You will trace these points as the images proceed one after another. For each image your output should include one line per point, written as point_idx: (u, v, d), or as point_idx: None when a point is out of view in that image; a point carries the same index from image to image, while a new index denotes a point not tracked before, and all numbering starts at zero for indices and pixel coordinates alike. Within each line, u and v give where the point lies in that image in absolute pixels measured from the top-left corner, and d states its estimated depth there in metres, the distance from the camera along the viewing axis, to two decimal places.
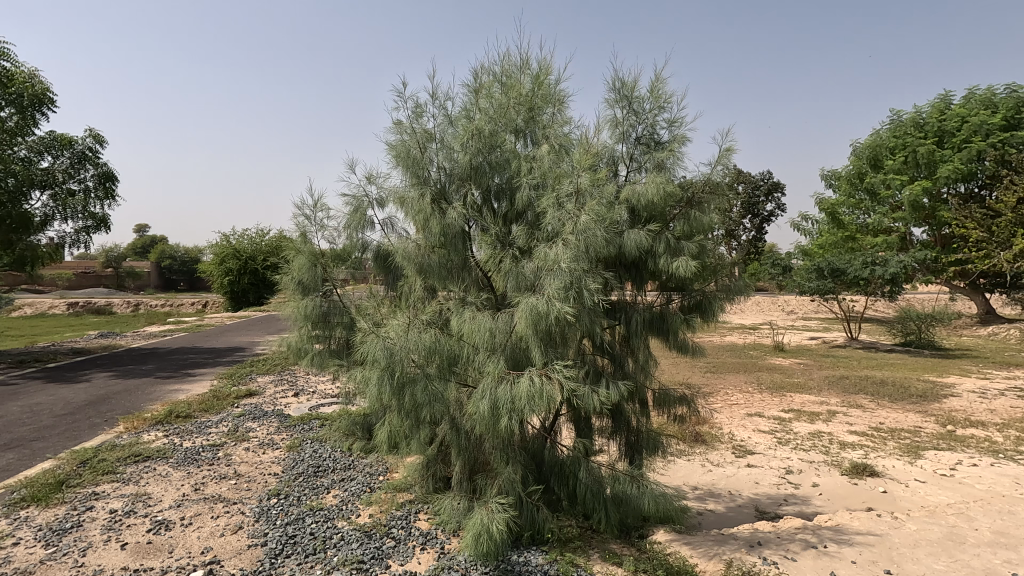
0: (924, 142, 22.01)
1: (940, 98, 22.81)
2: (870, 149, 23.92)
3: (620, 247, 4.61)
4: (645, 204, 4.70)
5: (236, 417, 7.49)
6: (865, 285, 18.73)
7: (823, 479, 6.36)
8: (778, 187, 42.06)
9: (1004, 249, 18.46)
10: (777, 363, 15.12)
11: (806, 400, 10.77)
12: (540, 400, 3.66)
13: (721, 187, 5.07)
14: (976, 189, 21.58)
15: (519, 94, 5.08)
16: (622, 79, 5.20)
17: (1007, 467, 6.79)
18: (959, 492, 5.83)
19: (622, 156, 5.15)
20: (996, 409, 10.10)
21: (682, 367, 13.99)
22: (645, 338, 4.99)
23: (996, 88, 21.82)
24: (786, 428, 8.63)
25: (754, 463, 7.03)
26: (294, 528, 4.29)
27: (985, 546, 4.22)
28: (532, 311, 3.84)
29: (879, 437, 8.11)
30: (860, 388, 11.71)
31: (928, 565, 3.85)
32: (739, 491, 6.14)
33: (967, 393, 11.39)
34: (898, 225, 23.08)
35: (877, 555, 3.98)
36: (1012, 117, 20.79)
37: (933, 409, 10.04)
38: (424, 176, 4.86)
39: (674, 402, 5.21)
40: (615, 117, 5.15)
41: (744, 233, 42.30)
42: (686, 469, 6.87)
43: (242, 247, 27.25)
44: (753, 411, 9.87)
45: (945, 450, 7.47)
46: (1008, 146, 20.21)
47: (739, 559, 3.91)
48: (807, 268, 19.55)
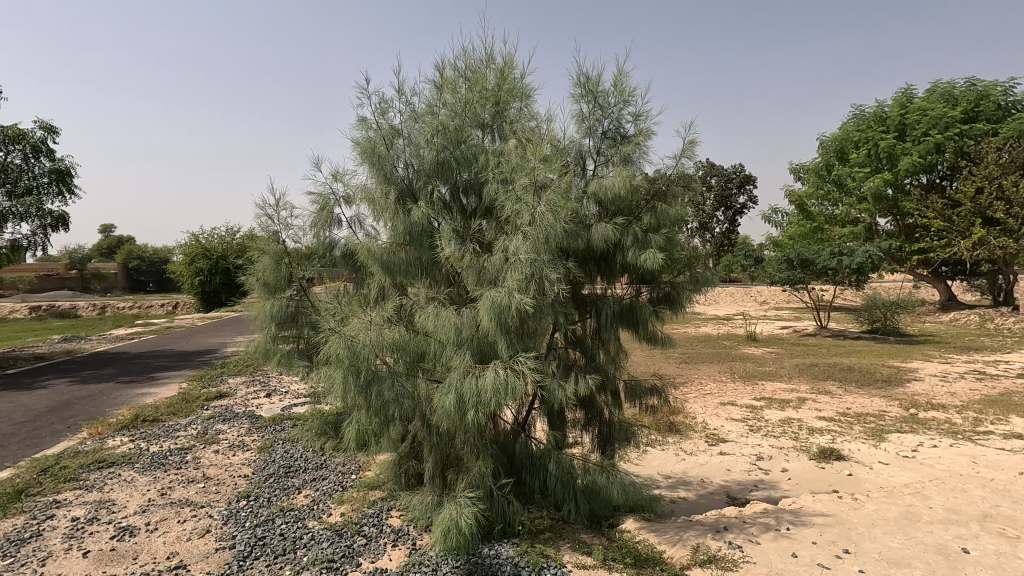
0: (886, 136, 22.76)
1: (903, 91, 23.50)
2: (836, 143, 24.86)
3: (588, 241, 4.70)
4: (612, 197, 4.77)
5: (205, 419, 7.37)
6: (833, 274, 19.17)
7: (792, 465, 6.55)
8: (749, 179, 42.90)
9: (963, 238, 20.35)
10: (749, 353, 15.50)
11: (776, 388, 11.04)
12: (504, 392, 3.68)
13: (689, 181, 5.13)
14: (936, 179, 22.34)
15: (484, 88, 5.08)
16: (586, 74, 5.25)
17: (965, 446, 7.06)
18: (919, 472, 6.05)
19: (589, 151, 5.21)
20: (956, 391, 10.53)
21: (657, 359, 14.22)
22: (616, 331, 5.11)
23: (956, 82, 22.55)
24: (757, 416, 8.85)
25: (727, 450, 7.21)
26: (263, 529, 4.24)
27: (938, 523, 4.35)
28: (494, 305, 3.86)
29: (846, 422, 8.36)
30: (827, 375, 12.06)
31: (883, 543, 3.94)
32: (710, 478, 6.29)
33: (929, 377, 11.85)
34: (863, 216, 23.70)
35: (837, 535, 4.08)
36: (971, 110, 21.62)
37: (898, 393, 10.42)
38: (390, 173, 4.93)
39: (644, 393, 5.31)
40: (581, 112, 5.23)
41: (716, 225, 43.08)
42: (660, 458, 7.01)
43: (211, 246, 26.46)
44: (726, 399, 10.11)
45: (907, 432, 7.76)
46: (966, 138, 21.12)
47: (704, 544, 3.98)
48: (777, 259, 19.99)
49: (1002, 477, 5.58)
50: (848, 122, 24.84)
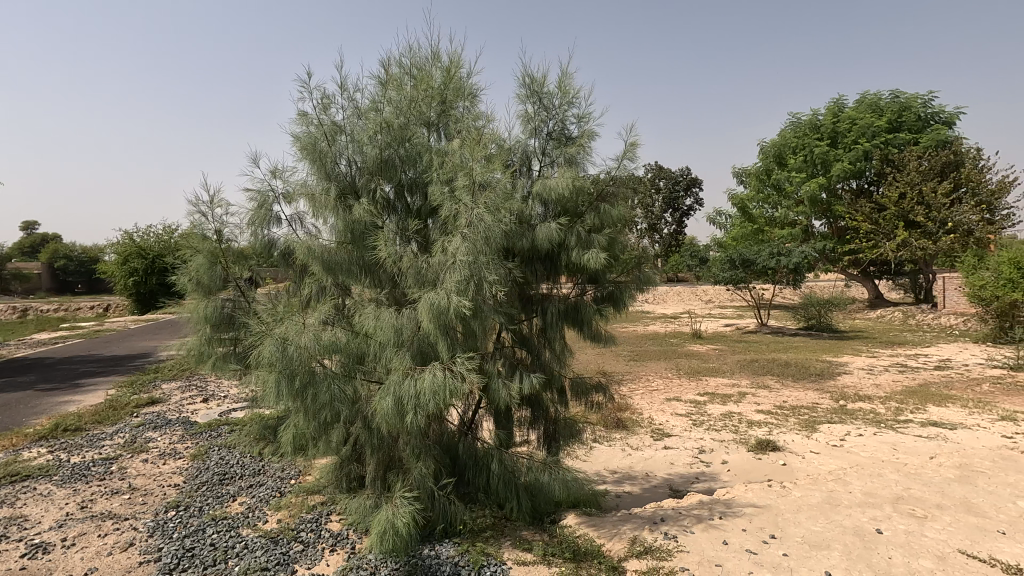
0: (820, 143, 24.04)
1: (835, 101, 24.88)
2: (775, 148, 25.74)
3: (532, 241, 4.74)
4: (556, 198, 4.83)
5: (134, 427, 6.99)
6: (772, 274, 20.08)
7: (731, 457, 6.82)
8: (695, 182, 44.37)
9: (889, 240, 21.76)
10: (694, 350, 16.04)
11: (719, 383, 11.46)
12: (443, 393, 3.68)
13: (631, 183, 5.25)
14: (865, 185, 23.76)
15: (429, 86, 5.04)
16: (531, 75, 5.29)
17: (887, 435, 7.55)
18: (845, 460, 6.42)
19: (535, 151, 5.25)
20: (881, 383, 11.24)
21: (607, 357, 14.51)
22: (561, 330, 5.18)
23: (882, 93, 24.03)
24: (700, 411, 9.18)
25: (671, 445, 7.43)
26: (192, 539, 4.06)
27: (856, 506, 4.63)
28: (433, 306, 3.85)
29: (782, 415, 8.77)
30: (766, 370, 12.63)
31: (807, 527, 4.17)
32: (654, 472, 6.47)
33: (857, 370, 12.60)
34: (800, 219, 24.94)
35: (765, 522, 4.28)
36: (895, 120, 23.12)
37: (829, 386, 11.03)
38: (332, 170, 4.82)
39: (589, 391, 5.40)
40: (526, 113, 5.27)
41: (664, 227, 44.32)
42: (607, 454, 7.15)
43: (146, 246, 24.89)
44: (671, 395, 10.42)
45: (836, 423, 8.22)
46: (890, 147, 22.68)
47: (641, 535, 4.10)
48: (721, 260, 20.76)
49: (917, 462, 5.99)
50: (786, 129, 26.04)
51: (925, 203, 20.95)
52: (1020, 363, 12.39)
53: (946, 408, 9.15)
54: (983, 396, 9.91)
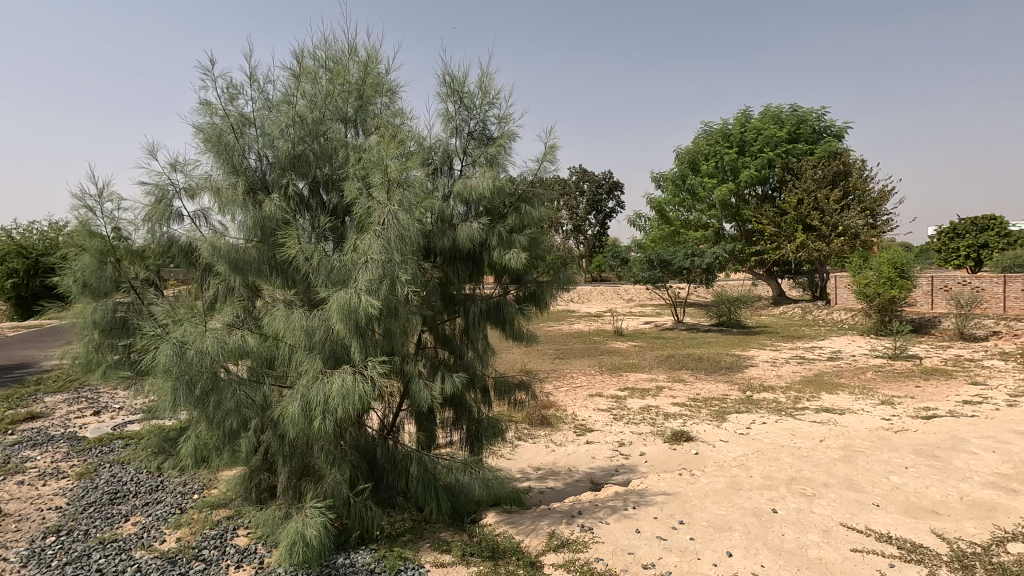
0: (729, 151, 25.69)
1: (743, 112, 26.65)
2: (689, 154, 27.11)
3: (452, 240, 4.72)
4: (476, 197, 4.83)
5: (8, 446, 6.25)
6: (687, 274, 21.19)
7: (648, 448, 7.13)
8: (617, 186, 46.01)
9: (789, 242, 23.64)
10: (616, 347, 16.62)
11: (639, 379, 11.96)
12: (353, 397, 3.58)
13: (551, 185, 5.33)
14: (768, 191, 25.65)
15: (346, 81, 4.88)
16: (451, 74, 5.26)
17: (786, 421, 8.18)
18: (750, 446, 6.90)
19: (456, 151, 5.22)
20: (782, 374, 12.18)
21: (533, 356, 14.71)
22: (483, 329, 5.18)
23: (783, 107, 26.04)
24: (621, 405, 9.52)
25: (592, 439, 7.65)
26: (73, 568, 3.69)
27: (756, 489, 4.98)
28: (344, 306, 3.73)
29: (695, 407, 9.27)
30: (682, 364, 13.32)
31: (712, 511, 4.43)
32: (576, 467, 6.64)
33: (762, 362, 13.58)
34: (712, 222, 26.51)
35: (674, 509, 4.51)
36: (794, 132, 25.12)
37: (737, 378, 11.81)
38: (239, 164, 4.56)
39: (512, 389, 5.43)
40: (447, 112, 5.23)
41: (588, 228, 45.59)
42: (531, 451, 7.25)
43: (31, 245, 22.43)
44: (594, 391, 10.73)
45: (743, 412, 8.81)
46: (789, 156, 24.66)
47: (558, 529, 4.19)
48: (640, 260, 21.65)
49: (810, 445, 6.53)
50: (699, 137, 27.58)
51: (819, 208, 22.90)
52: (897, 353, 13.86)
53: (836, 395, 10.04)
54: (867, 383, 10.96)
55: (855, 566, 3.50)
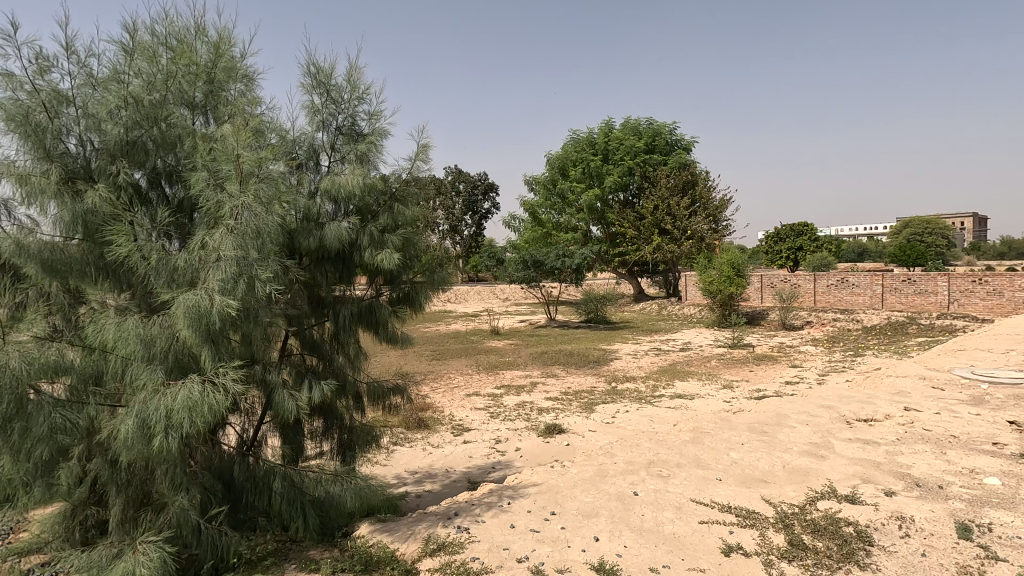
0: (595, 158, 27.35)
1: (606, 123, 28.54)
2: (559, 160, 28.39)
3: (319, 240, 4.45)
4: (345, 194, 4.60)
5: None
6: (558, 273, 22.17)
7: (523, 443, 7.34)
8: (492, 187, 46.80)
9: (648, 244, 25.81)
10: (493, 346, 16.90)
11: (514, 376, 12.26)
12: (201, 410, 3.24)
13: (425, 185, 5.25)
14: (629, 197, 27.75)
15: (192, 62, 4.38)
16: (316, 65, 4.98)
17: (646, 409, 8.91)
18: (615, 434, 7.40)
19: (323, 146, 4.93)
20: (642, 365, 13.25)
21: (409, 358, 14.42)
22: (355, 333, 4.95)
23: (641, 119, 28.31)
24: (497, 403, 9.69)
25: (470, 438, 7.69)
26: None
27: (620, 474, 5.35)
28: (190, 309, 3.35)
29: (566, 400, 9.73)
30: (554, 360, 13.91)
31: (581, 499, 4.68)
32: (453, 467, 6.62)
33: (626, 356, 14.65)
34: (581, 224, 28.06)
35: (547, 501, 4.69)
36: (650, 143, 27.43)
37: (604, 371, 12.61)
38: (53, 148, 3.86)
39: (386, 394, 5.25)
40: (312, 104, 4.93)
41: (465, 228, 45.82)
42: (408, 455, 7.10)
43: None
44: (471, 390, 10.81)
45: (609, 403, 9.43)
46: (647, 166, 26.89)
47: (434, 533, 4.15)
48: (515, 261, 22.23)
49: (665, 429, 7.16)
50: (568, 144, 29.00)
51: (672, 214, 25.26)
52: (735, 342, 15.76)
53: (687, 382, 11.14)
54: (712, 370, 12.32)
55: (702, 536, 3.90)
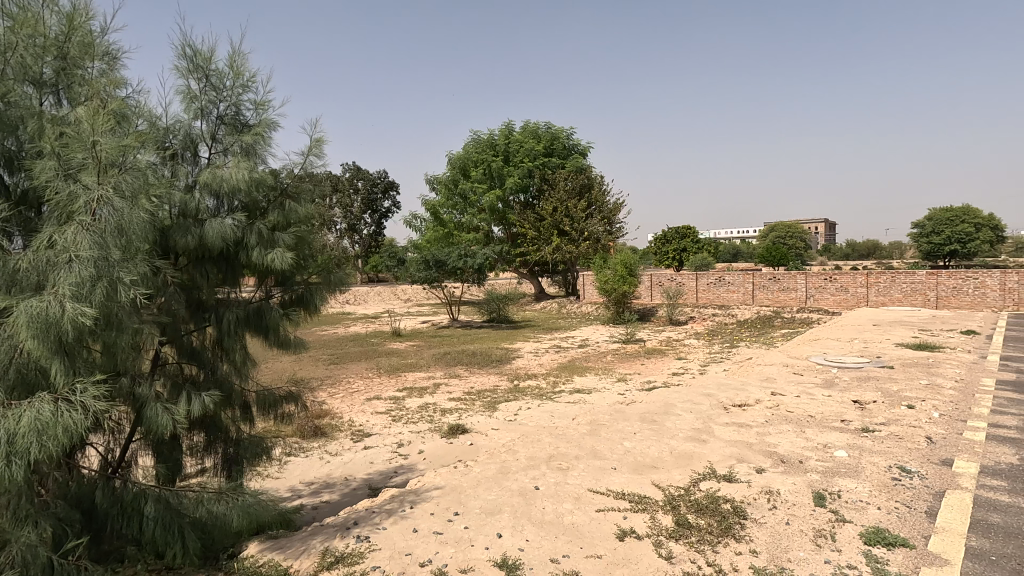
0: (496, 160, 27.65)
1: (507, 125, 28.97)
2: (460, 160, 28.35)
3: (198, 238, 4.08)
4: (227, 189, 4.26)
5: None
6: (461, 274, 22.13)
7: (426, 445, 7.24)
8: (393, 185, 45.70)
9: (547, 245, 26.55)
10: (395, 348, 16.51)
11: (417, 378, 12.07)
12: (52, 431, 2.84)
13: (320, 181, 5.01)
14: (529, 198, 28.38)
15: (39, 34, 3.83)
16: (194, 47, 4.56)
17: (547, 405, 9.16)
18: (518, 431, 7.53)
19: (202, 136, 4.53)
20: (543, 363, 13.61)
21: (304, 363, 13.68)
22: (241, 338, 4.60)
23: (540, 123, 29.06)
24: (399, 406, 9.47)
25: (370, 444, 7.45)
26: None
27: (522, 470, 5.46)
28: (36, 318, 2.92)
29: (470, 400, 9.74)
30: (457, 360, 13.87)
31: (484, 498, 4.71)
32: (353, 475, 6.38)
33: (527, 354, 14.97)
34: (483, 225, 28.25)
35: (450, 502, 4.67)
36: (549, 147, 28.24)
37: (506, 370, 12.79)
38: None
39: (277, 402, 4.93)
40: (188, 90, 4.52)
41: (363, 227, 44.32)
42: (304, 466, 6.73)
43: None
44: (372, 394, 10.48)
45: (512, 400, 9.58)
46: (546, 169, 27.67)
47: (332, 545, 3.97)
48: (416, 261, 21.87)
49: (565, 423, 7.41)
50: (469, 144, 29.05)
51: (570, 216, 26.20)
52: (629, 338, 16.68)
53: (585, 377, 11.61)
54: (607, 365, 12.94)
55: (599, 524, 4.09)
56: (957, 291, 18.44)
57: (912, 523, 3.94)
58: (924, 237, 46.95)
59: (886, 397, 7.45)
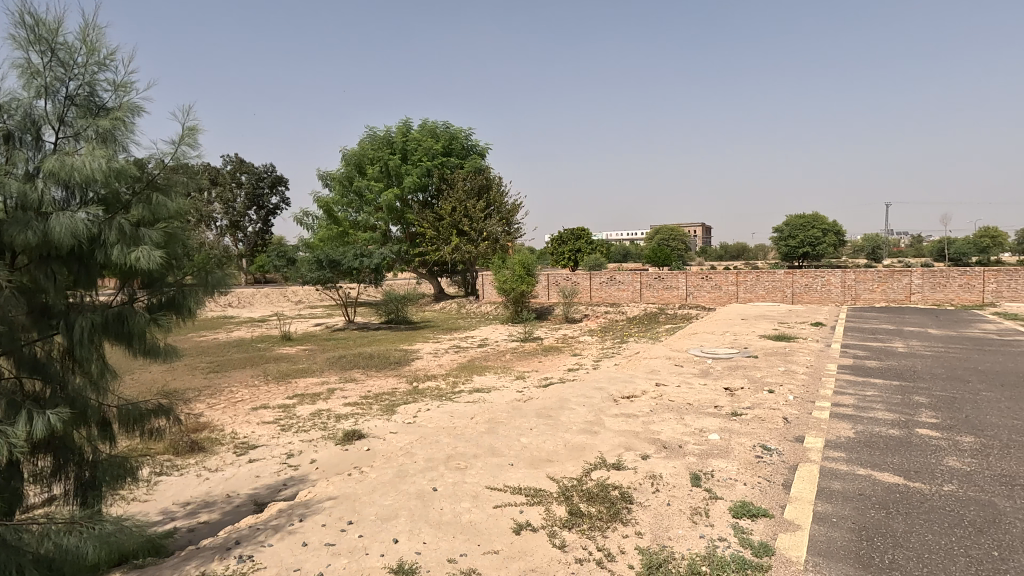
0: (393, 158, 26.99)
1: (404, 122, 28.39)
2: (355, 157, 27.36)
3: (41, 234, 3.55)
4: (79, 179, 3.75)
5: None
6: (356, 274, 21.35)
7: (319, 454, 6.90)
8: (281, 181, 43.02)
9: (447, 245, 26.41)
10: (284, 353, 15.55)
11: (309, 384, 11.46)
12: None
13: (195, 174, 4.57)
14: (428, 198, 28.04)
15: None
16: (35, 16, 3.97)
17: (447, 405, 9.12)
18: (416, 433, 7.42)
19: (46, 118, 3.96)
20: (443, 363, 13.52)
21: (179, 373, 12.45)
22: (99, 348, 4.08)
23: (438, 122, 28.81)
24: (289, 414, 8.94)
25: (256, 456, 6.96)
26: None
27: (420, 472, 5.39)
28: None
29: (366, 404, 9.44)
30: (353, 364, 13.37)
31: (379, 504, 4.59)
32: (235, 491, 5.92)
33: (427, 355, 14.79)
34: (380, 224, 27.49)
35: (344, 511, 4.49)
36: (448, 147, 28.10)
37: (405, 372, 12.55)
38: None
39: (144, 417, 4.44)
40: (28, 65, 3.93)
41: (248, 225, 41.26)
42: (178, 485, 6.13)
43: None
44: (258, 403, 9.79)
45: (411, 403, 9.42)
46: (444, 168, 27.49)
47: (210, 569, 3.66)
48: (308, 261, 20.76)
49: (464, 423, 7.43)
50: (364, 140, 28.09)
51: (469, 216, 26.25)
52: (527, 337, 17.07)
53: (485, 377, 11.71)
54: (506, 364, 13.15)
55: (496, 520, 4.15)
56: (808, 288, 20.99)
57: (771, 495, 4.43)
58: (783, 241, 52.86)
59: (751, 383, 8.30)
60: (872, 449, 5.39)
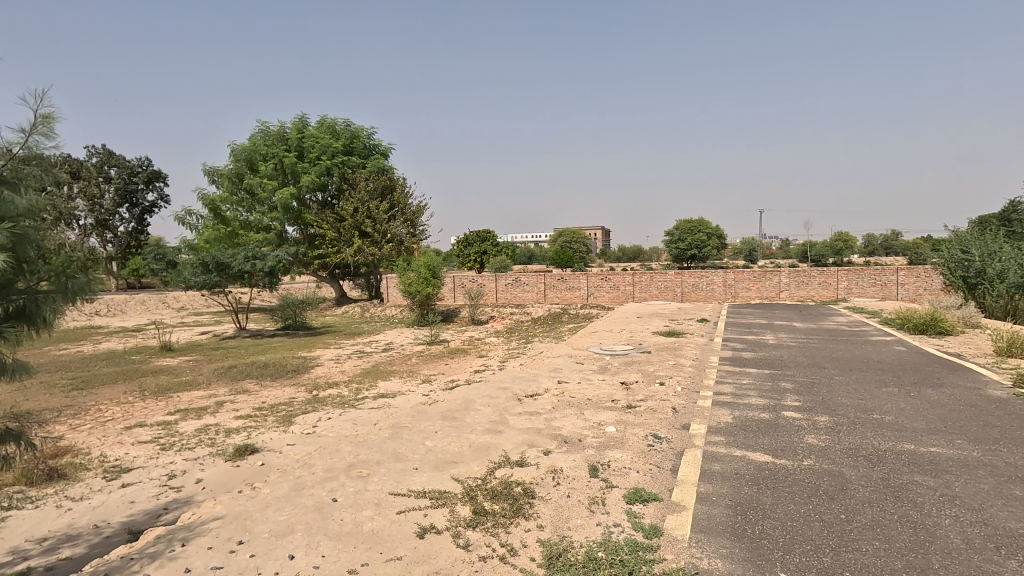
0: (288, 155, 25.54)
1: (300, 118, 26.96)
2: (246, 153, 25.62)
3: None
4: None
5: None
6: (248, 278, 19.99)
7: (206, 473, 6.39)
8: (159, 176, 39.28)
9: (348, 247, 25.49)
10: (164, 365, 14.19)
11: (193, 397, 10.56)
12: None
13: (50, 167, 4.08)
14: (328, 198, 26.90)
15: None
16: None
17: (348, 413, 8.81)
18: (315, 444, 7.10)
19: None
20: (345, 370, 13.03)
21: (32, 393, 10.92)
22: None
23: (337, 120, 27.70)
24: (170, 432, 8.18)
25: (130, 480, 6.29)
26: None
27: (318, 484, 5.18)
28: None
29: (260, 416, 8.86)
30: (245, 374, 12.50)
31: (273, 520, 4.35)
32: (104, 520, 5.32)
33: (327, 361, 14.18)
34: (274, 224, 25.98)
35: (233, 532, 4.21)
36: (348, 146, 27.10)
37: (303, 380, 11.95)
38: None
39: None
40: None
41: (119, 224, 37.16)
42: (32, 519, 5.39)
43: None
44: (133, 422, 8.85)
45: (309, 412, 8.99)
46: (345, 167, 26.49)
47: None
48: (192, 264, 19.11)
49: (367, 430, 7.22)
50: (256, 135, 26.34)
51: (371, 217, 25.51)
52: (432, 340, 16.91)
53: (389, 381, 11.44)
54: (411, 367, 12.96)
55: (399, 526, 4.09)
56: (695, 287, 22.73)
57: (660, 480, 4.77)
58: (673, 243, 56.77)
59: (644, 378, 8.83)
60: (746, 431, 5.97)
